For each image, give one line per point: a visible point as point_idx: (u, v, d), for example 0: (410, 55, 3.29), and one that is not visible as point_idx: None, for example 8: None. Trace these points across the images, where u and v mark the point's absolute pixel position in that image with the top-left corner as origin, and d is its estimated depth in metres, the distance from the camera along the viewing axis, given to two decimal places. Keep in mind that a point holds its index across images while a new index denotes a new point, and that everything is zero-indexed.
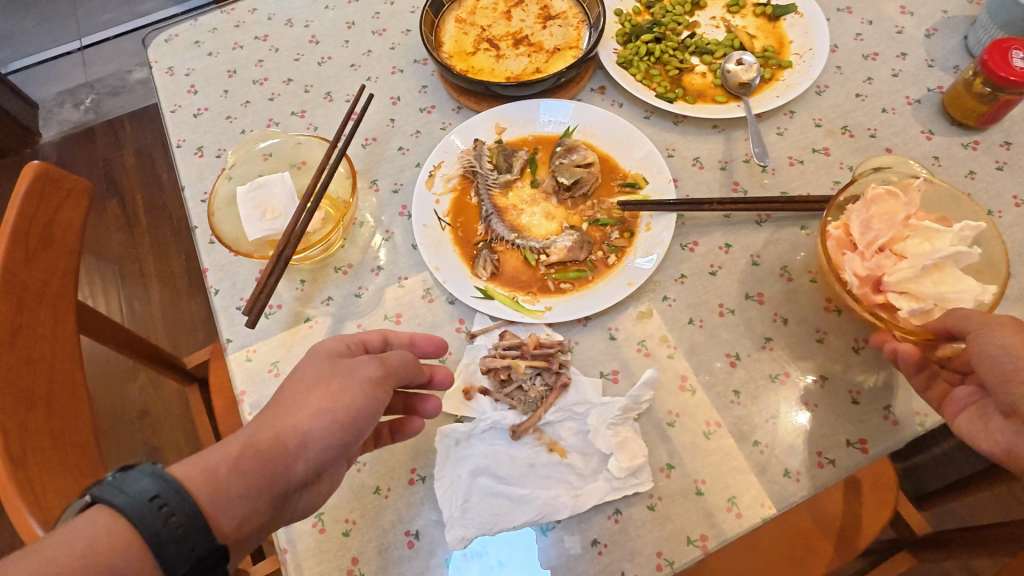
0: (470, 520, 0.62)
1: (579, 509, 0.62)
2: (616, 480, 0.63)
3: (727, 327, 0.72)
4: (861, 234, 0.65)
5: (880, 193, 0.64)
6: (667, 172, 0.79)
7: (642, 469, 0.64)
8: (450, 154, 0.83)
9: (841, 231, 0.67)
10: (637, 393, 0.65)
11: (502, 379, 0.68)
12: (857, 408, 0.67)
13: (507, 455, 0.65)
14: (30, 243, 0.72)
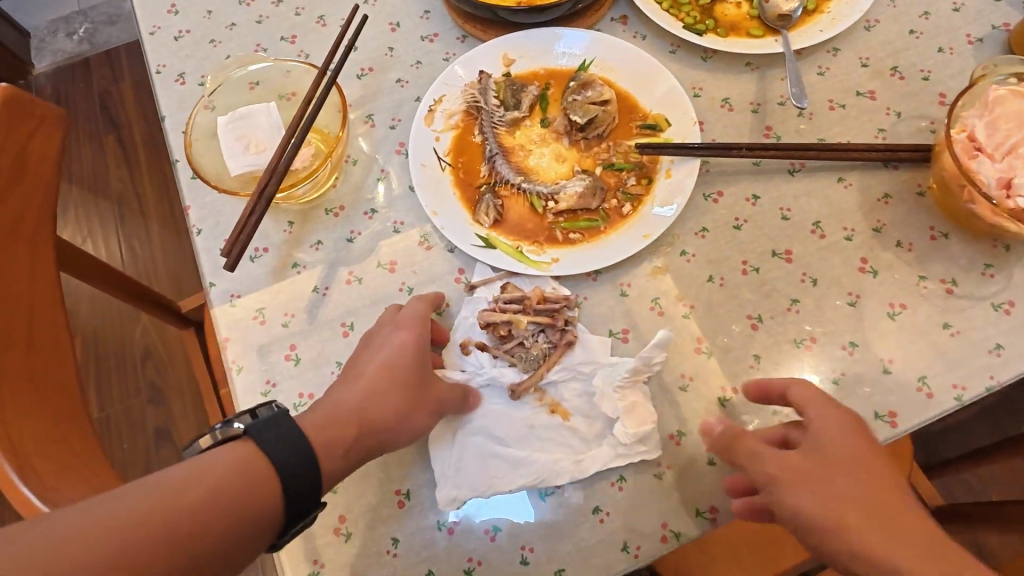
0: (470, 488, 0.58)
1: (580, 477, 0.58)
2: (621, 446, 0.58)
3: (751, 286, 0.66)
4: (988, 136, 0.60)
5: (1004, 95, 0.61)
6: (694, 114, 0.71)
7: (650, 436, 0.59)
8: (452, 86, 0.75)
9: (965, 137, 0.61)
10: (648, 354, 0.59)
11: (502, 335, 0.63)
12: (887, 378, 0.61)
13: (505, 415, 0.60)
14: None
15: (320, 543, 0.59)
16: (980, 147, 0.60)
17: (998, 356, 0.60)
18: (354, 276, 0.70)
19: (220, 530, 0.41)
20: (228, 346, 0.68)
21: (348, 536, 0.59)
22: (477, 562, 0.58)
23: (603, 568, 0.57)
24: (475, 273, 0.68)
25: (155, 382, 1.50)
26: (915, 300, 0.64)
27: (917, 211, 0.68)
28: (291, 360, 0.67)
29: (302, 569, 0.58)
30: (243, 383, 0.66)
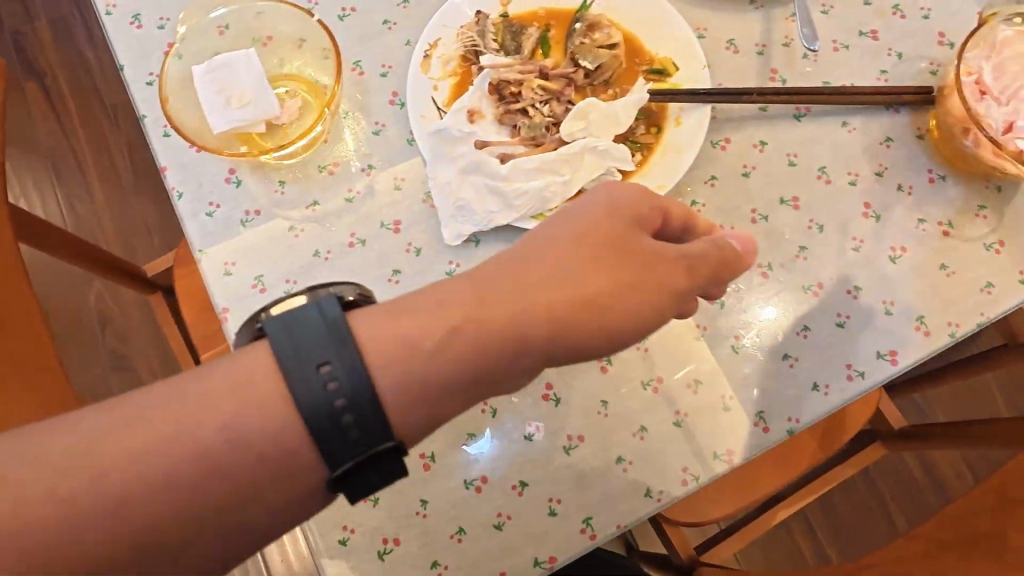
0: (485, 228, 0.63)
1: (566, 195, 0.62)
2: (560, 185, 0.62)
3: (760, 235, 0.67)
4: (994, 81, 0.64)
5: (1010, 39, 0.64)
6: (703, 58, 0.69)
7: (552, 194, 0.62)
8: (449, 28, 0.70)
9: (973, 81, 0.64)
10: (573, 179, 0.62)
11: (509, 95, 0.66)
12: (889, 319, 0.64)
13: (478, 182, 0.63)
14: None
15: (348, 509, 0.59)
16: (987, 92, 0.64)
17: (988, 294, 0.64)
18: (356, 238, 0.67)
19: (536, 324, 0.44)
20: (228, 317, 0.64)
21: (375, 500, 0.59)
22: (506, 516, 0.59)
23: (627, 513, 0.59)
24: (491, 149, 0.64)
25: (119, 348, 1.44)
26: (915, 243, 0.66)
27: (917, 155, 0.69)
28: None
29: (332, 535, 0.58)
30: None
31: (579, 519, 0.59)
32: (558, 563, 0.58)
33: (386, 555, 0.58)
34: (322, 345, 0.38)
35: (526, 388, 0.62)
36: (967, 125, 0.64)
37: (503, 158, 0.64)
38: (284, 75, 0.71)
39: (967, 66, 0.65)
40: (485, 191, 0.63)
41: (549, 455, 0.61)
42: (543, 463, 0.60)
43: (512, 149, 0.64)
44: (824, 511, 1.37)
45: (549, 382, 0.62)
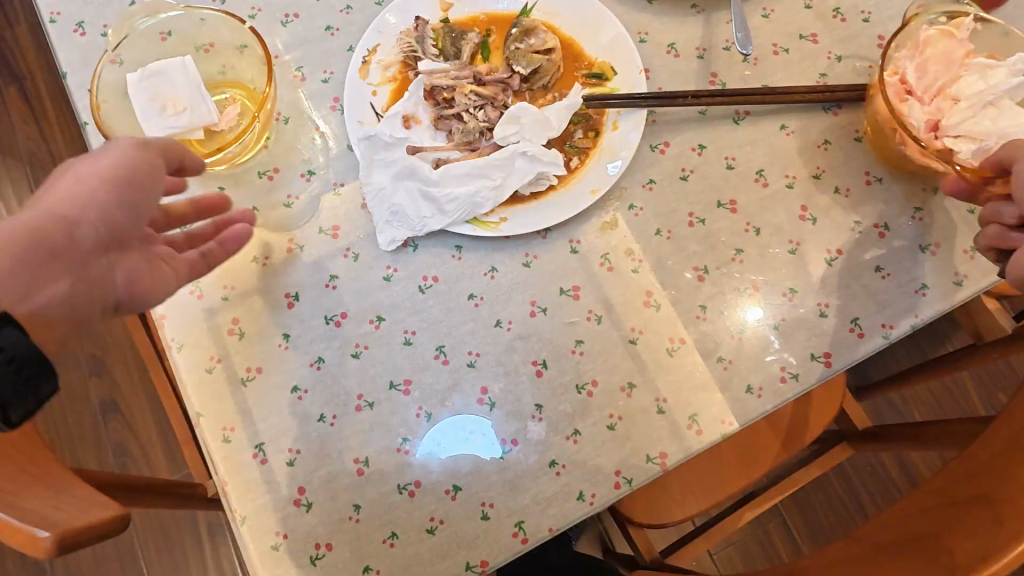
0: (419, 233, 0.63)
1: (499, 201, 0.63)
2: (492, 191, 0.63)
3: (698, 237, 0.67)
4: (917, 79, 0.65)
5: (933, 36, 0.66)
6: (640, 63, 0.69)
7: (485, 199, 0.63)
8: (387, 34, 0.70)
9: (897, 79, 0.66)
10: (506, 185, 0.63)
11: (444, 101, 0.66)
12: (823, 320, 0.64)
13: (411, 187, 0.63)
14: None
15: (281, 514, 0.59)
16: (910, 92, 0.65)
17: (923, 295, 0.65)
18: (295, 244, 0.67)
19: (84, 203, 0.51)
20: (164, 323, 0.64)
21: (309, 505, 0.59)
22: (439, 521, 0.59)
23: (560, 517, 0.59)
24: (425, 154, 0.64)
25: (93, 353, 1.44)
26: (851, 244, 0.66)
27: (854, 157, 0.69)
28: (235, 334, 0.64)
29: (264, 540, 0.59)
30: (186, 362, 0.63)
31: (512, 523, 0.59)
32: (491, 567, 0.58)
33: (319, 560, 0.58)
34: None
35: (461, 393, 0.63)
36: (895, 126, 0.64)
37: (437, 163, 0.64)
38: (226, 82, 0.72)
39: (892, 67, 0.67)
40: (419, 196, 0.63)
41: (483, 459, 0.61)
42: (476, 466, 0.60)
43: (448, 154, 0.65)
44: (797, 510, 1.37)
45: (484, 386, 0.63)
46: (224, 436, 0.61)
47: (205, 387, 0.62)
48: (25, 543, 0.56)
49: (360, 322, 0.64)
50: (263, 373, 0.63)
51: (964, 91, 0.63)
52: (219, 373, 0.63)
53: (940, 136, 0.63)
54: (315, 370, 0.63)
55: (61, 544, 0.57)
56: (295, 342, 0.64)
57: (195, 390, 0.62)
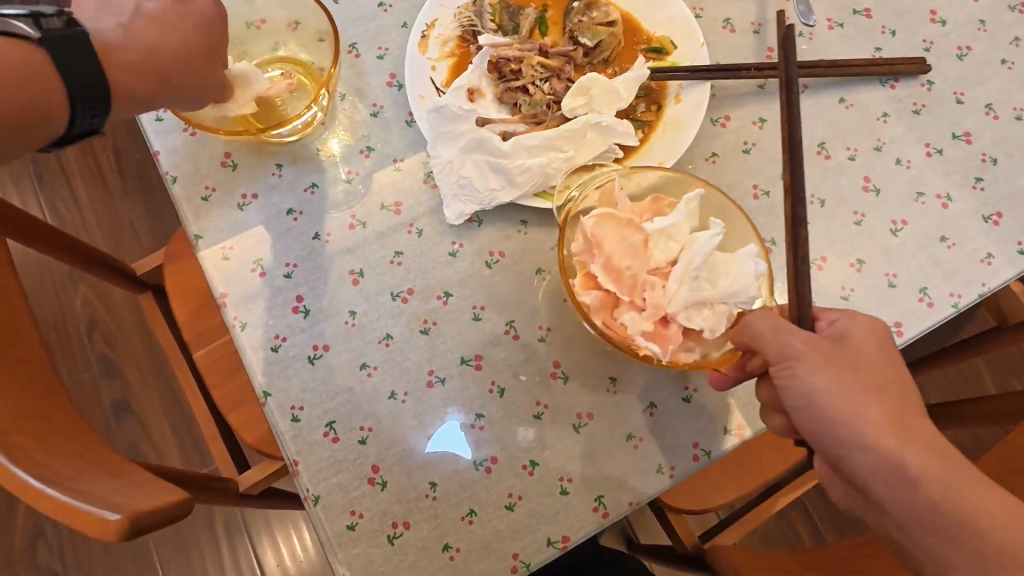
0: (487, 206, 0.63)
1: (570, 172, 0.62)
2: (563, 161, 0.62)
3: (763, 210, 0.67)
4: (608, 273, 0.54)
5: (595, 226, 0.55)
6: (701, 37, 0.69)
7: (557, 171, 0.62)
8: (446, 8, 0.69)
9: (597, 292, 0.54)
10: (577, 156, 0.62)
11: (510, 73, 0.66)
12: (892, 291, 0.64)
13: (481, 159, 0.62)
14: None
15: (356, 493, 0.58)
16: (620, 299, 0.54)
17: (988, 264, 0.65)
18: (357, 221, 0.66)
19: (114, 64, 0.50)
20: (227, 301, 0.63)
21: (384, 483, 0.58)
22: (517, 496, 0.58)
23: (640, 491, 0.59)
24: (494, 125, 0.63)
25: (108, 351, 1.41)
26: (915, 215, 0.67)
27: (913, 129, 0.70)
28: (300, 312, 0.63)
29: (339, 520, 0.57)
30: (251, 341, 0.62)
31: (591, 497, 0.58)
32: (571, 543, 0.57)
33: (396, 539, 0.57)
34: None
35: (533, 367, 0.62)
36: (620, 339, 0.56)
37: (505, 135, 0.63)
38: (279, 59, 0.71)
39: (584, 275, 0.55)
40: (488, 168, 0.62)
41: (558, 433, 0.60)
42: (552, 441, 0.60)
43: (514, 126, 0.64)
44: (823, 499, 1.37)
45: (557, 360, 0.62)
46: (293, 415, 0.60)
47: (271, 365, 0.61)
48: (94, 528, 0.53)
49: (427, 298, 0.63)
50: (330, 350, 0.62)
51: (663, 260, 0.55)
52: (286, 351, 0.62)
53: (675, 321, 0.54)
54: (384, 347, 0.62)
55: (130, 526, 0.54)
56: (362, 319, 0.63)
57: (262, 369, 0.61)
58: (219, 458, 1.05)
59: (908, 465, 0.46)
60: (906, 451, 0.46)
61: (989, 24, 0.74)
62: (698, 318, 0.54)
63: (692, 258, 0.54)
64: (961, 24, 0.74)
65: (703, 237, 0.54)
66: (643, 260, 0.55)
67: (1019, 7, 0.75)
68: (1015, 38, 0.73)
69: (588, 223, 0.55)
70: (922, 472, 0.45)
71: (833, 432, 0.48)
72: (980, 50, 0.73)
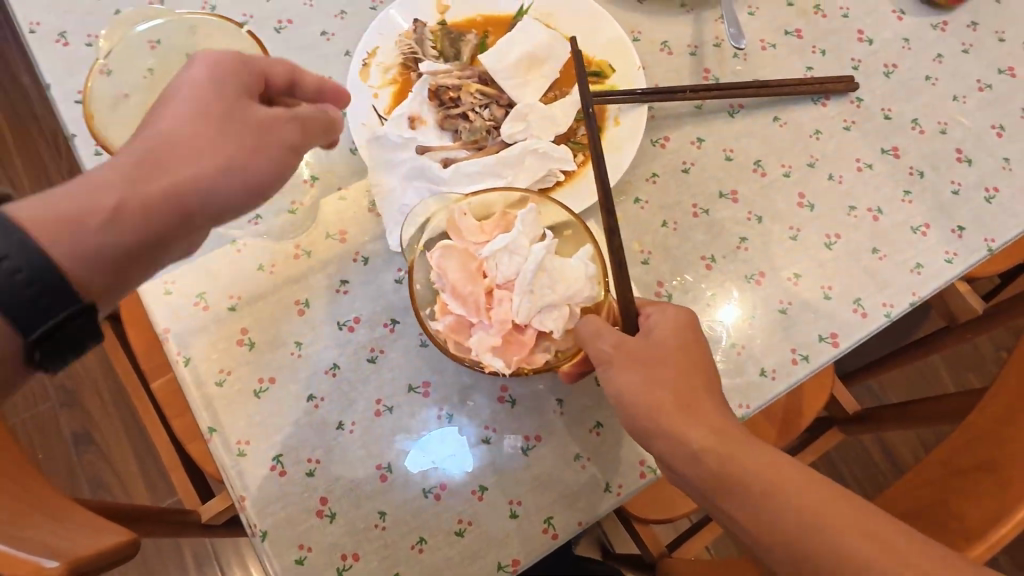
0: None
1: None
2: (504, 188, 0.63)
3: (702, 228, 0.68)
4: (455, 292, 0.55)
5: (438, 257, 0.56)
6: (638, 60, 0.70)
7: None
8: (386, 36, 0.70)
9: (450, 318, 0.55)
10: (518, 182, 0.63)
11: (450, 103, 0.67)
12: (828, 303, 0.66)
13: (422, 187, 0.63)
14: None
15: (304, 527, 0.57)
16: (471, 321, 0.55)
17: (918, 274, 0.67)
18: (302, 250, 0.66)
19: (175, 172, 0.43)
20: (169, 336, 0.62)
21: (332, 516, 0.58)
22: (467, 522, 0.58)
23: (588, 510, 0.59)
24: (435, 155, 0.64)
25: (66, 383, 1.37)
26: (848, 229, 0.69)
27: (844, 145, 0.72)
28: (244, 345, 0.62)
29: (287, 556, 0.57)
30: (194, 376, 0.61)
31: (541, 519, 0.59)
32: (522, 566, 0.58)
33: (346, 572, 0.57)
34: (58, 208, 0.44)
35: (481, 391, 0.62)
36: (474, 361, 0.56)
37: (446, 162, 0.64)
38: None
39: (439, 301, 0.56)
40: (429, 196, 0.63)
41: (507, 456, 0.60)
42: (501, 465, 0.60)
43: (455, 153, 0.65)
44: None
45: (504, 384, 0.62)
46: (239, 450, 0.59)
47: (215, 399, 0.61)
48: None
49: (374, 326, 0.64)
50: (277, 383, 0.61)
51: (507, 274, 0.55)
52: (231, 385, 0.61)
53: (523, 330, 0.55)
54: (331, 377, 0.62)
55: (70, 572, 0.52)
56: (308, 349, 0.63)
57: (206, 404, 0.60)
58: (178, 490, 1.03)
59: (692, 440, 0.48)
60: (694, 430, 0.49)
61: (913, 42, 0.77)
62: (549, 321, 0.55)
63: (526, 268, 0.54)
64: (887, 42, 0.77)
65: (535, 250, 0.54)
66: (486, 281, 0.55)
67: (941, 25, 0.78)
68: (938, 55, 0.76)
69: (433, 256, 0.55)
70: (706, 446, 0.48)
71: (652, 419, 0.50)
72: (905, 67, 0.76)
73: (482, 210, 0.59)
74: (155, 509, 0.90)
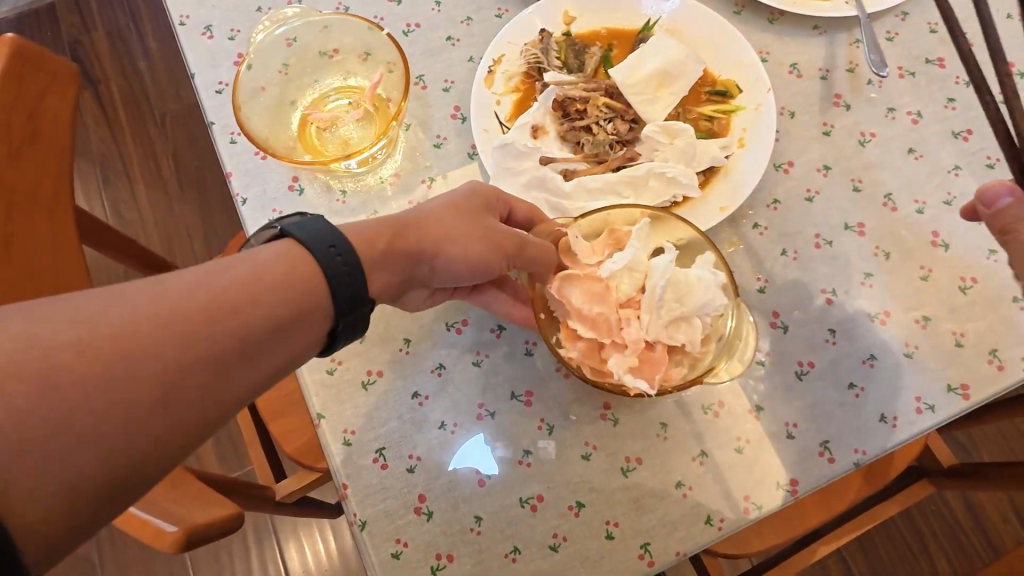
0: None
1: None
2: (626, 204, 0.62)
3: (824, 259, 0.66)
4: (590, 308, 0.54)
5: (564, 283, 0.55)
6: (768, 81, 0.68)
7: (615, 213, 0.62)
8: (513, 45, 0.71)
9: (580, 344, 0.54)
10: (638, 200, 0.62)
11: (574, 114, 0.67)
12: (959, 351, 0.62)
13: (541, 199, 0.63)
14: (15, 139, 0.71)
15: (401, 522, 0.58)
16: (600, 343, 0.54)
17: None
18: None
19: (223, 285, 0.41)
20: None
21: (429, 514, 0.59)
22: (562, 538, 0.58)
23: (686, 541, 0.57)
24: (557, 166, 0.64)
25: None
26: (988, 274, 0.64)
27: None
28: (356, 337, 0.64)
29: (384, 548, 0.58)
30: (307, 362, 0.63)
31: (637, 544, 0.57)
32: None
33: (439, 571, 0.57)
34: (329, 236, 0.45)
35: (583, 407, 0.61)
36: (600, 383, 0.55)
37: (567, 174, 0.64)
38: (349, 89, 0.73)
39: (565, 328, 0.55)
40: (548, 206, 0.63)
41: (607, 475, 0.59)
42: (600, 483, 0.59)
43: (576, 165, 0.65)
44: (860, 549, 1.32)
45: (608, 402, 0.61)
46: (344, 439, 0.61)
47: (325, 387, 0.62)
48: (151, 537, 0.55)
49: (481, 329, 0.64)
50: (384, 377, 0.63)
51: (631, 290, 0.54)
52: (341, 374, 0.63)
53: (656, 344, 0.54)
54: (436, 376, 0.63)
55: (185, 538, 0.55)
56: (416, 347, 0.64)
57: (317, 390, 0.62)
58: (258, 466, 1.07)
59: None
60: None
61: None
62: (679, 335, 0.54)
63: (655, 285, 0.53)
64: None
65: (660, 263, 0.53)
66: (614, 307, 0.54)
67: None
68: None
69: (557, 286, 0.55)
70: None
71: None
72: None
73: (594, 229, 0.58)
74: (240, 482, 0.94)
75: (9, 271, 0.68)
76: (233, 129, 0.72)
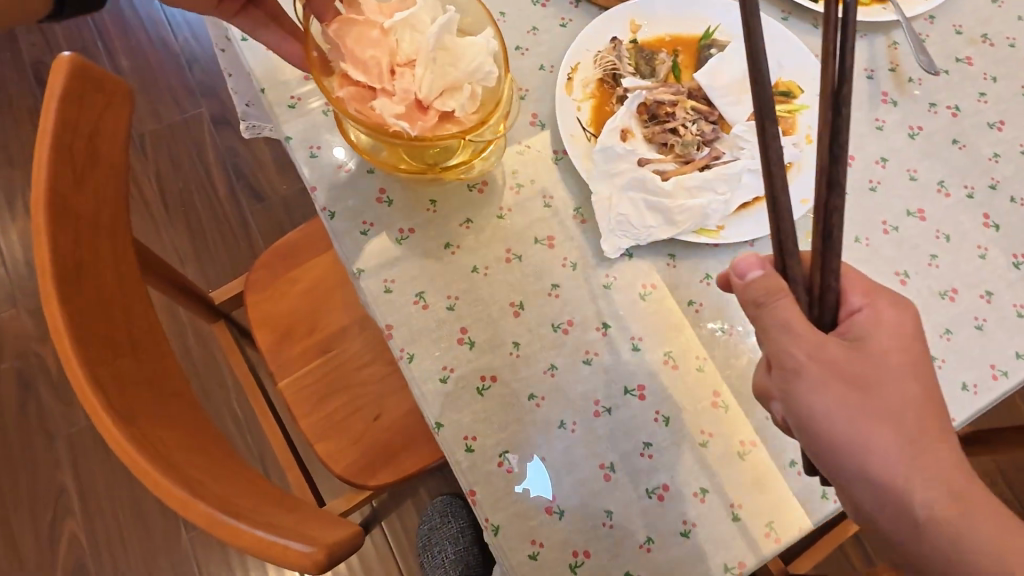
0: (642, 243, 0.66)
1: (727, 212, 0.66)
2: (721, 200, 0.66)
3: (893, 245, 0.71)
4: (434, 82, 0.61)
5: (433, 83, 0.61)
6: (826, 82, 0.73)
7: (710, 210, 0.66)
8: (588, 53, 0.73)
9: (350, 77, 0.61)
10: (731, 197, 0.66)
11: (660, 117, 0.70)
12: (1022, 320, 0.68)
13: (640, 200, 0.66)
14: (77, 160, 0.64)
15: (535, 523, 0.59)
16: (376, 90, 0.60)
17: None
18: (513, 254, 0.68)
19: None
20: (392, 333, 0.64)
21: (561, 512, 0.59)
22: (692, 524, 0.59)
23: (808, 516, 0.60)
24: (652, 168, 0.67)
25: None
26: None
27: (1022, 172, 0.74)
28: (464, 344, 0.64)
29: (521, 550, 0.58)
30: (419, 373, 0.63)
31: (763, 523, 0.60)
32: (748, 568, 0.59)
33: (578, 568, 0.58)
34: None
35: (694, 396, 0.64)
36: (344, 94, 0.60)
37: (661, 175, 0.67)
38: None
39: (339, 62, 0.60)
40: (647, 206, 0.66)
41: (727, 460, 0.62)
42: (721, 467, 0.61)
43: (666, 166, 0.67)
44: None
45: (717, 390, 0.64)
46: (467, 445, 0.61)
47: (440, 396, 0.62)
48: (287, 559, 0.53)
49: (587, 329, 0.66)
50: (498, 381, 0.63)
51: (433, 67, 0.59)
52: (455, 382, 0.63)
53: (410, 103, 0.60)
54: (550, 377, 0.64)
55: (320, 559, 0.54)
56: (525, 350, 0.65)
57: (433, 400, 0.62)
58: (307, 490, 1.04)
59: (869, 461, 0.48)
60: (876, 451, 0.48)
61: None
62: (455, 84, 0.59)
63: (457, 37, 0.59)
64: None
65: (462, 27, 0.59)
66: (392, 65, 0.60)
67: None
68: None
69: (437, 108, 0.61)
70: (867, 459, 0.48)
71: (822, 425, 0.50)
72: None
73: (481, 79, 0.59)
74: None
75: (87, 302, 0.62)
76: (312, 143, 0.71)
